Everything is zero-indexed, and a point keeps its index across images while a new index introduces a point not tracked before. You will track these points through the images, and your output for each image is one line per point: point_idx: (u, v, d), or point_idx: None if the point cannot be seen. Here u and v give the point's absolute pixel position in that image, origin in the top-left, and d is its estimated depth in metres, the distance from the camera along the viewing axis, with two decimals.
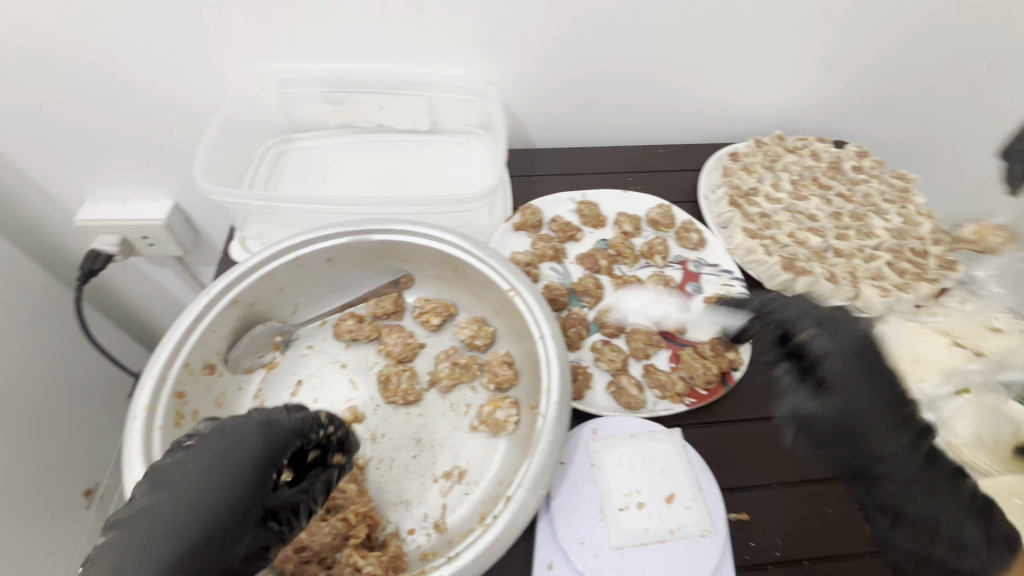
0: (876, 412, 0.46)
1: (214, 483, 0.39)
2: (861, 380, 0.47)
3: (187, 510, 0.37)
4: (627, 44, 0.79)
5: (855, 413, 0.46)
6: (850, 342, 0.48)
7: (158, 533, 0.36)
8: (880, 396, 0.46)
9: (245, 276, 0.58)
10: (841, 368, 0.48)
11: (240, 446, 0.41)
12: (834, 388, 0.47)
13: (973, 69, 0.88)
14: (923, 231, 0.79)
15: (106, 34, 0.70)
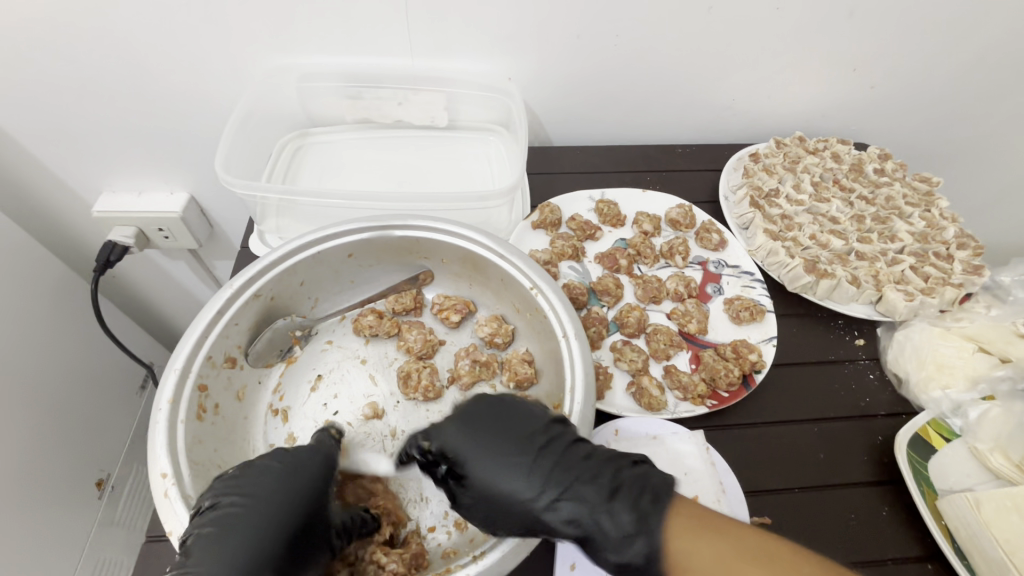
0: (506, 476, 0.46)
1: (289, 495, 0.45)
2: (484, 457, 0.47)
3: (266, 519, 0.43)
4: (649, 43, 0.79)
5: (483, 485, 0.46)
6: (475, 416, 0.50)
7: (242, 535, 0.41)
8: (513, 459, 0.47)
9: (267, 269, 0.57)
10: (462, 443, 0.48)
11: (303, 467, 0.47)
12: (472, 467, 0.47)
13: (999, 72, 0.87)
14: (948, 235, 0.77)
15: (128, 26, 0.70)
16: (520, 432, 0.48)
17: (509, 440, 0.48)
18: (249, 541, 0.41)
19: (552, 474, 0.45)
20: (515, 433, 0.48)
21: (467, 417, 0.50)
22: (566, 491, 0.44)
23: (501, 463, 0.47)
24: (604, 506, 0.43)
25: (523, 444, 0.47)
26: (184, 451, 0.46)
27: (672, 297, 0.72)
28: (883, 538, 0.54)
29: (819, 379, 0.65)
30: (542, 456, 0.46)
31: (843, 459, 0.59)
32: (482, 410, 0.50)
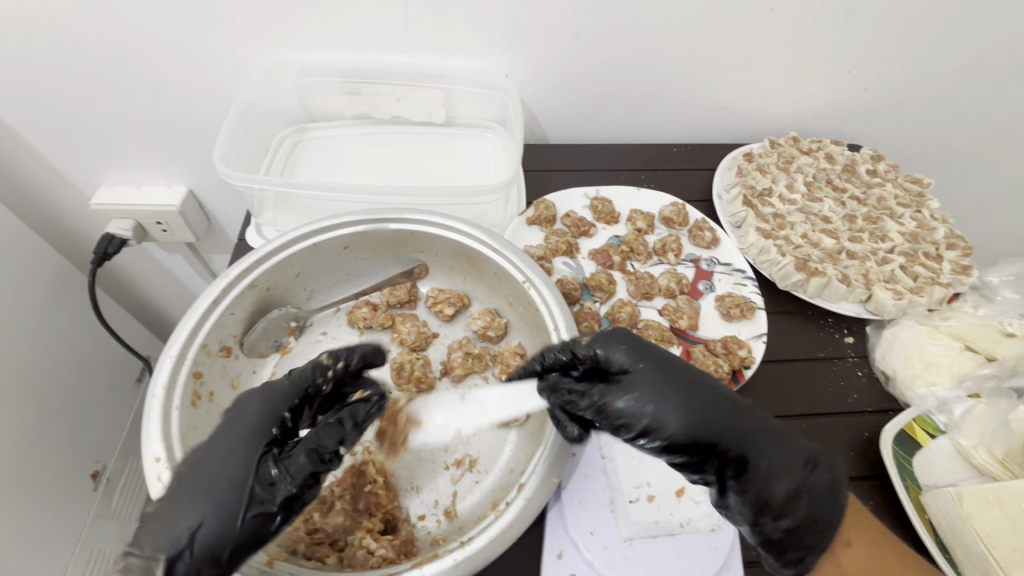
0: (684, 405, 0.44)
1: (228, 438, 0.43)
2: (666, 388, 0.45)
3: (211, 464, 0.41)
4: (645, 42, 0.80)
5: (658, 412, 0.44)
6: (638, 347, 0.48)
7: (202, 481, 0.41)
8: (677, 391, 0.45)
9: (263, 260, 0.58)
10: (636, 367, 0.46)
11: (245, 408, 0.45)
12: (638, 389, 0.45)
13: (992, 76, 0.88)
14: (938, 235, 0.78)
15: (129, 20, 0.71)
16: (682, 366, 0.47)
17: (676, 370, 0.46)
18: (203, 489, 0.40)
19: (731, 414, 0.45)
20: (678, 367, 0.47)
21: (634, 348, 0.48)
22: (737, 428, 0.45)
23: (673, 390, 0.45)
24: (768, 455, 0.45)
25: (692, 379, 0.46)
26: (177, 436, 0.47)
27: (664, 294, 0.73)
28: None
29: (808, 376, 0.66)
30: (712, 396, 0.45)
31: (829, 454, 0.60)
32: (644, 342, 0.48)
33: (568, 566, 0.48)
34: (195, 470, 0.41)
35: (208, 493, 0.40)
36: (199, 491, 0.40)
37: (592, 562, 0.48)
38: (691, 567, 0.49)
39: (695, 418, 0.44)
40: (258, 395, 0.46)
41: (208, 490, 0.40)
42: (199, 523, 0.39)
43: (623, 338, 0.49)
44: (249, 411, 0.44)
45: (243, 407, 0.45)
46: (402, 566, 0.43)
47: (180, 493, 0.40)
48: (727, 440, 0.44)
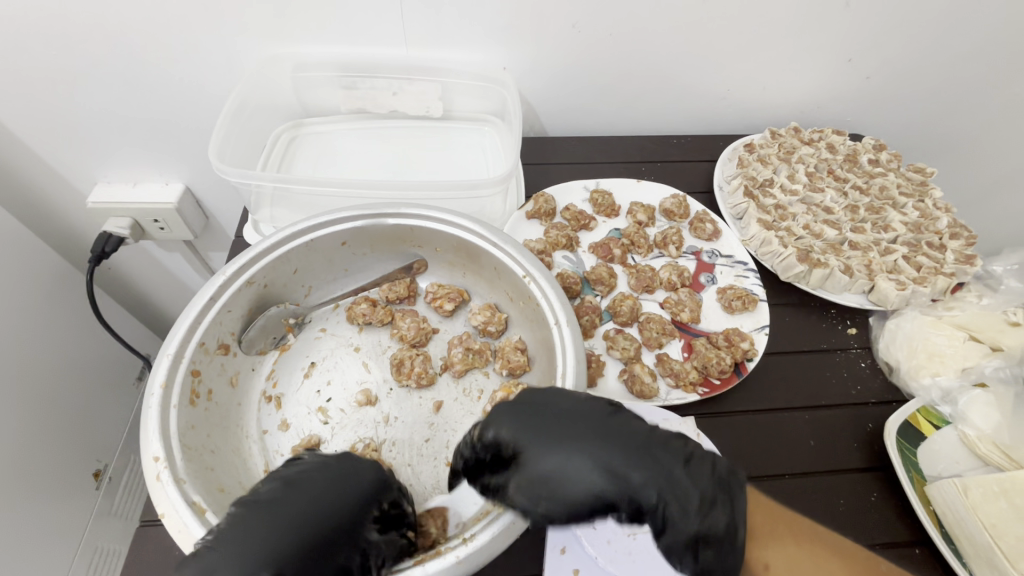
0: (574, 473, 0.41)
1: (274, 520, 0.39)
2: (546, 442, 0.42)
3: (263, 541, 0.37)
4: (644, 32, 0.78)
5: (552, 485, 0.40)
6: (537, 417, 0.43)
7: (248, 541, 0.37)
8: (578, 437, 0.42)
9: (259, 257, 0.57)
10: (524, 438, 0.42)
11: (318, 498, 0.41)
12: (527, 463, 0.41)
13: (997, 63, 0.86)
14: (941, 225, 0.77)
15: (123, 16, 0.70)
16: (580, 408, 0.44)
17: (572, 427, 0.42)
18: (239, 559, 0.36)
19: (632, 455, 0.41)
20: (574, 413, 0.43)
21: (522, 413, 0.43)
22: (621, 472, 0.40)
23: (569, 460, 0.41)
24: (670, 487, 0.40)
25: (588, 436, 0.42)
26: (174, 435, 0.46)
27: (665, 286, 0.72)
28: (872, 524, 0.54)
29: (811, 367, 0.66)
30: (592, 460, 0.41)
31: (834, 448, 0.59)
32: (558, 403, 0.44)
33: (571, 562, 0.48)
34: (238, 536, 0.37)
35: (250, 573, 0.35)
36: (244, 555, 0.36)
37: (596, 558, 0.48)
38: None
39: (581, 486, 0.40)
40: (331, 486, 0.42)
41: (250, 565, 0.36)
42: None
43: (509, 407, 0.44)
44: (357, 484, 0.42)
45: (338, 498, 0.41)
46: (404, 563, 0.42)
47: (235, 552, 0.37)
48: (617, 490, 0.40)
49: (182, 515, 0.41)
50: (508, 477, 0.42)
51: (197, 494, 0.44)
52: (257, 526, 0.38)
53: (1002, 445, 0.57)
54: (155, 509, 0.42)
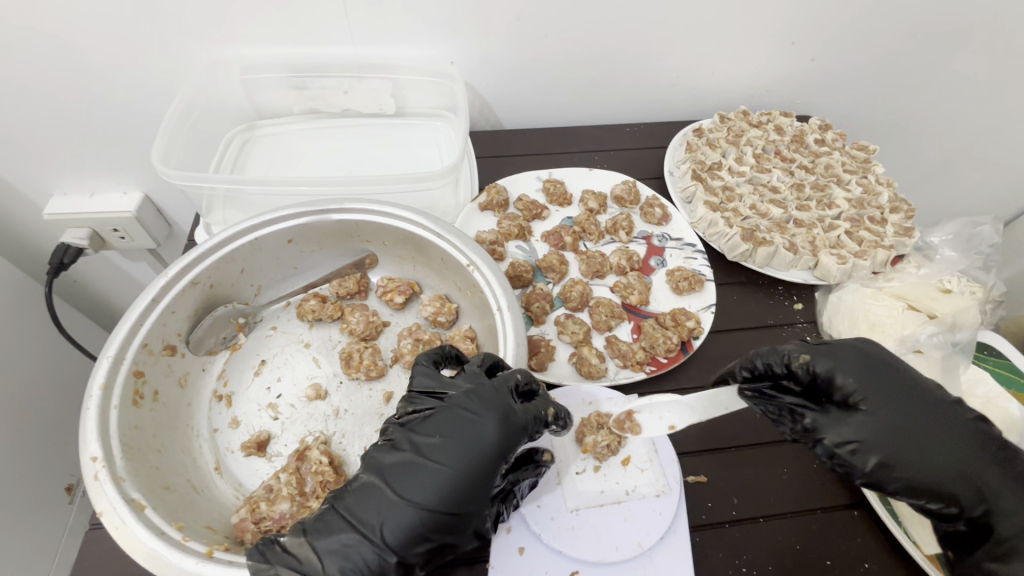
0: (909, 438, 0.45)
1: (472, 447, 0.43)
2: (887, 401, 0.46)
3: (476, 459, 0.43)
4: (589, 23, 0.79)
5: (867, 402, 0.47)
6: (851, 362, 0.48)
7: (410, 488, 0.42)
8: (925, 421, 0.46)
9: (203, 258, 0.58)
10: (867, 392, 0.47)
11: (482, 432, 0.44)
12: (873, 411, 0.46)
13: (936, 41, 0.88)
14: (883, 200, 0.80)
15: (60, 22, 0.69)
16: (920, 401, 0.47)
17: (918, 412, 0.46)
18: (394, 494, 0.41)
19: (930, 429, 0.46)
20: (921, 405, 0.47)
21: (868, 366, 0.48)
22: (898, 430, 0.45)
23: (899, 425, 0.46)
24: (974, 470, 0.44)
25: (932, 410, 0.47)
26: (114, 435, 0.47)
27: (616, 271, 0.74)
28: (813, 490, 0.56)
29: (756, 344, 0.67)
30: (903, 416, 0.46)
31: None
32: (845, 354, 0.49)
33: (517, 541, 0.49)
34: (425, 472, 0.42)
35: (426, 494, 0.41)
36: (416, 496, 0.41)
37: (540, 534, 0.49)
38: (638, 533, 0.50)
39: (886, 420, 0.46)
40: (489, 412, 0.45)
41: (421, 504, 0.41)
42: (406, 540, 0.40)
43: (854, 357, 0.49)
44: (474, 429, 0.44)
45: (483, 428, 0.44)
46: None
47: (409, 486, 0.42)
48: (881, 450, 0.45)
49: (120, 511, 0.42)
50: (840, 412, 0.47)
51: (137, 492, 0.44)
52: (442, 460, 0.42)
53: None
54: (93, 507, 0.42)
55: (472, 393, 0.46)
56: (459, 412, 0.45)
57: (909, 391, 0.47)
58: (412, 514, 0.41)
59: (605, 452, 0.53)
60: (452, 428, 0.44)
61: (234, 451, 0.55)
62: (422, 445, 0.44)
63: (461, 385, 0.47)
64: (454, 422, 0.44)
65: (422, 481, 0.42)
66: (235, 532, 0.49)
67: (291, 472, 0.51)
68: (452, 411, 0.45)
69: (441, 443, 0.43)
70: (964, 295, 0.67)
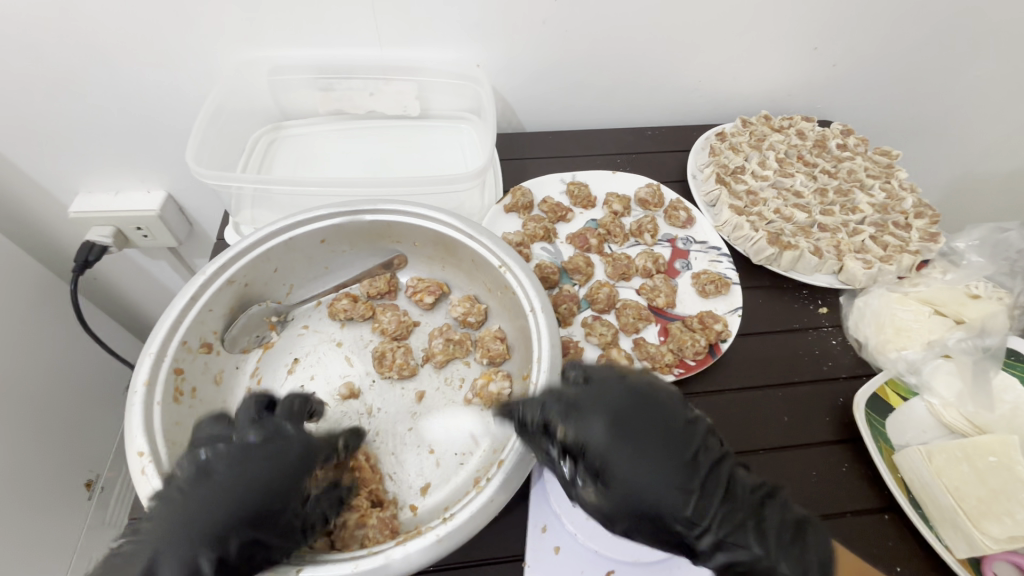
0: (642, 467, 0.44)
1: (273, 469, 0.44)
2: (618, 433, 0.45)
3: (270, 480, 0.43)
4: (614, 26, 0.80)
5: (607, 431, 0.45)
6: (611, 396, 0.47)
7: (171, 513, 0.40)
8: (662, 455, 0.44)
9: (239, 257, 0.58)
10: (606, 416, 0.45)
11: (259, 460, 0.44)
12: (603, 438, 0.44)
13: (957, 47, 0.89)
14: (907, 205, 0.80)
15: (95, 22, 0.70)
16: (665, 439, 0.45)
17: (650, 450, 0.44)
18: (184, 521, 0.40)
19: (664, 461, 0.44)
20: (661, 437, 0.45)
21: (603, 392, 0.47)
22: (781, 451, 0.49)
23: (635, 456, 0.44)
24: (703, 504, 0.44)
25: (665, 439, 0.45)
26: (159, 430, 0.47)
27: (641, 273, 0.74)
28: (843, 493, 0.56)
29: (784, 347, 0.67)
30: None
31: (808, 422, 0.61)
32: (612, 389, 0.47)
33: (552, 540, 0.50)
34: (206, 495, 0.41)
35: (192, 518, 0.40)
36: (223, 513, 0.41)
37: (575, 534, 0.50)
38: None
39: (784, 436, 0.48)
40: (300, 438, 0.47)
41: (208, 527, 0.40)
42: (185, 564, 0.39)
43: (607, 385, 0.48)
44: (250, 457, 0.44)
45: (287, 449, 0.45)
46: (387, 544, 0.44)
47: (183, 511, 0.40)
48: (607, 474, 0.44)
49: None
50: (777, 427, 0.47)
51: None
52: (216, 485, 0.42)
53: (965, 412, 0.60)
54: (142, 501, 0.43)
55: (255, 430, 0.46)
56: (274, 438, 0.46)
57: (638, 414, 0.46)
58: (184, 536, 0.39)
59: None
60: (273, 451, 0.45)
61: None
62: (195, 474, 0.42)
63: (276, 422, 0.47)
64: (238, 452, 0.44)
65: (177, 504, 0.41)
66: None
67: None
68: (255, 441, 0.45)
69: (225, 470, 0.43)
70: (992, 300, 0.67)
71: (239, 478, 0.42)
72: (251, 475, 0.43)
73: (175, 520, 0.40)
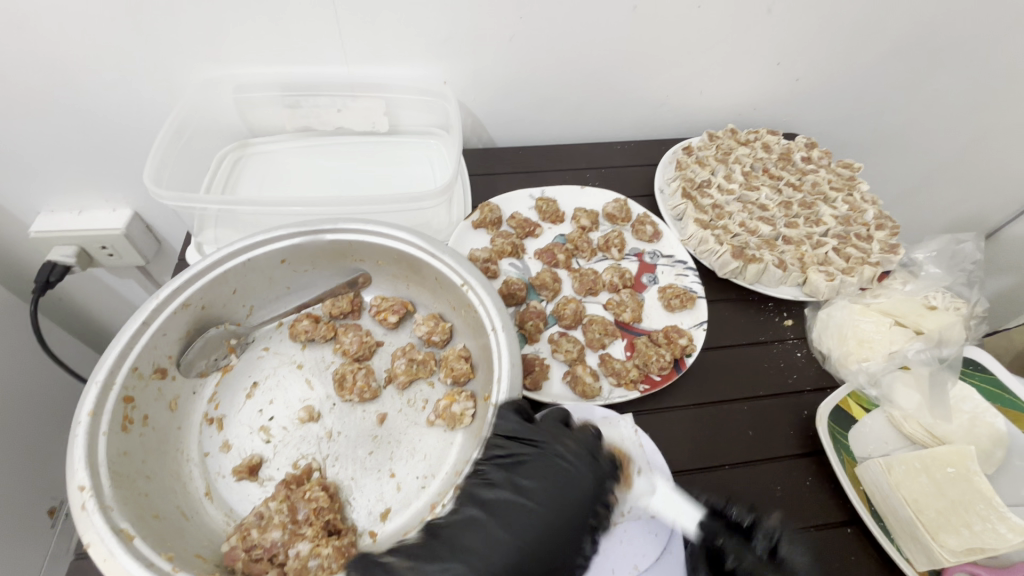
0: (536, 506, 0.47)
1: (566, 496, 0.48)
2: (535, 481, 0.48)
3: (567, 507, 0.48)
4: (579, 43, 0.81)
5: (523, 475, 0.48)
6: (590, 444, 0.52)
7: (523, 524, 0.46)
8: (551, 501, 0.47)
9: (194, 278, 0.57)
10: (524, 461, 0.49)
11: (578, 482, 0.49)
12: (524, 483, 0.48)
13: (915, 62, 0.91)
14: (868, 217, 0.81)
15: (53, 40, 0.69)
16: (557, 489, 0.48)
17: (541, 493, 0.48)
18: (511, 536, 0.45)
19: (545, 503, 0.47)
20: (556, 489, 0.48)
21: (565, 440, 0.51)
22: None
23: (540, 499, 0.47)
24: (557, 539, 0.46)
25: (563, 493, 0.48)
26: (104, 463, 0.46)
27: (609, 288, 0.74)
28: (806, 508, 0.56)
29: (749, 360, 0.68)
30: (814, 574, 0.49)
31: (771, 435, 0.61)
32: (590, 439, 0.52)
33: None
34: (523, 511, 0.46)
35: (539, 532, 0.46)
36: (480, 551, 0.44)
37: None
38: None
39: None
40: (587, 470, 0.50)
41: (526, 546, 0.45)
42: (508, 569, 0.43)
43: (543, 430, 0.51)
44: (576, 485, 0.49)
45: (579, 484, 0.49)
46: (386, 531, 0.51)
47: (522, 525, 0.46)
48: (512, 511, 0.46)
49: (107, 543, 0.41)
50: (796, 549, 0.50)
51: (125, 521, 0.43)
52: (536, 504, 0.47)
53: (926, 424, 0.61)
54: (80, 538, 0.41)
55: (566, 443, 0.51)
56: (558, 463, 0.49)
57: (552, 475, 0.49)
58: (512, 552, 0.44)
59: (617, 474, 0.53)
60: (551, 475, 0.49)
61: (226, 476, 0.54)
62: (522, 490, 0.48)
63: (558, 433, 0.52)
64: (563, 472, 0.49)
65: (527, 518, 0.46)
66: (225, 561, 0.49)
67: (281, 500, 0.51)
68: (579, 462, 0.50)
69: (544, 488, 0.48)
70: (949, 312, 0.68)
71: (559, 495, 0.48)
72: (580, 501, 0.48)
73: (501, 534, 0.45)
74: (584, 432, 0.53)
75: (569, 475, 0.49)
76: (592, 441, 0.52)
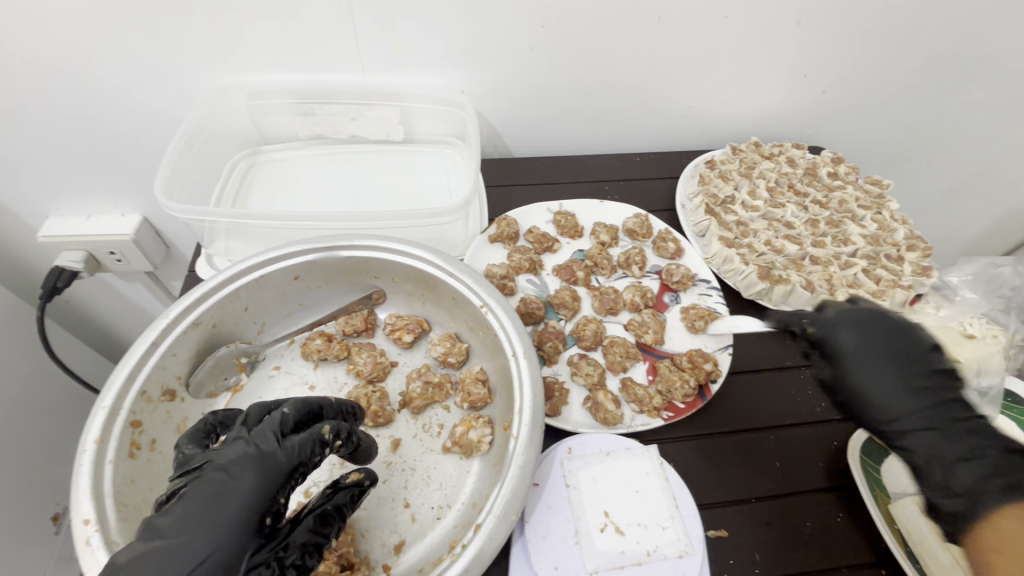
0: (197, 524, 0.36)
1: (216, 507, 0.37)
2: (190, 499, 0.37)
3: (221, 518, 0.36)
4: (601, 53, 0.78)
5: (183, 498, 0.37)
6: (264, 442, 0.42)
7: (181, 549, 0.35)
8: (211, 517, 0.36)
9: (205, 297, 0.55)
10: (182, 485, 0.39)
11: (234, 488, 0.38)
12: (178, 505, 0.37)
13: (946, 76, 0.88)
14: (898, 237, 0.78)
15: (65, 45, 0.67)
16: (216, 501, 0.37)
17: (204, 507, 0.37)
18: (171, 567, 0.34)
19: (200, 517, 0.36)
20: (206, 503, 0.37)
21: (240, 446, 0.41)
22: (978, 530, 0.40)
23: (202, 514, 0.36)
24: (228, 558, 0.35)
25: (227, 501, 0.37)
26: (110, 493, 0.44)
27: (629, 308, 0.72)
28: (838, 547, 0.53)
29: (776, 387, 0.65)
30: (997, 480, 0.41)
31: (799, 466, 0.59)
32: (266, 434, 0.42)
33: None
34: (180, 537, 0.35)
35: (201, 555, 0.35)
36: None
37: None
38: None
39: (991, 483, 0.41)
40: (253, 474, 0.39)
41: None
42: None
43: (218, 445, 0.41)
44: (243, 490, 0.38)
45: (239, 490, 0.38)
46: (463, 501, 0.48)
47: (174, 545, 0.35)
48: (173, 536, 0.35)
49: None
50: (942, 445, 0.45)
51: None
52: (181, 530, 0.36)
53: None
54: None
55: (245, 447, 0.41)
56: (213, 478, 0.38)
57: (223, 484, 0.38)
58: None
59: (641, 506, 0.51)
60: (209, 491, 0.38)
61: None
62: (161, 519, 0.36)
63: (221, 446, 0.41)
64: (218, 479, 0.38)
65: (180, 539, 0.35)
66: None
67: None
68: (249, 464, 0.40)
69: (200, 499, 0.37)
70: (987, 341, 0.65)
71: (220, 505, 0.37)
72: (243, 508, 0.37)
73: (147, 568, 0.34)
74: (263, 430, 0.42)
75: (233, 483, 0.38)
76: (275, 437, 0.42)
